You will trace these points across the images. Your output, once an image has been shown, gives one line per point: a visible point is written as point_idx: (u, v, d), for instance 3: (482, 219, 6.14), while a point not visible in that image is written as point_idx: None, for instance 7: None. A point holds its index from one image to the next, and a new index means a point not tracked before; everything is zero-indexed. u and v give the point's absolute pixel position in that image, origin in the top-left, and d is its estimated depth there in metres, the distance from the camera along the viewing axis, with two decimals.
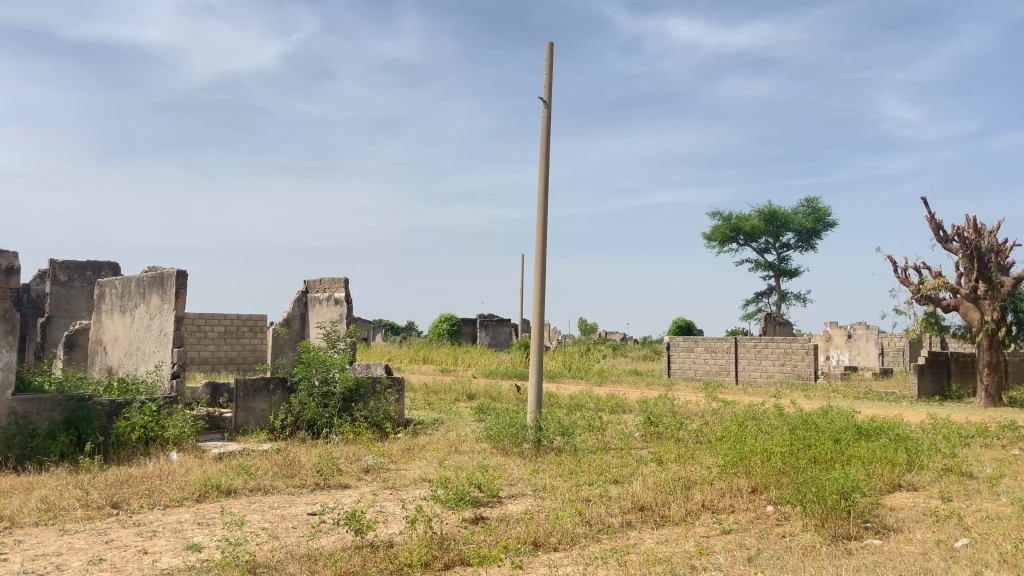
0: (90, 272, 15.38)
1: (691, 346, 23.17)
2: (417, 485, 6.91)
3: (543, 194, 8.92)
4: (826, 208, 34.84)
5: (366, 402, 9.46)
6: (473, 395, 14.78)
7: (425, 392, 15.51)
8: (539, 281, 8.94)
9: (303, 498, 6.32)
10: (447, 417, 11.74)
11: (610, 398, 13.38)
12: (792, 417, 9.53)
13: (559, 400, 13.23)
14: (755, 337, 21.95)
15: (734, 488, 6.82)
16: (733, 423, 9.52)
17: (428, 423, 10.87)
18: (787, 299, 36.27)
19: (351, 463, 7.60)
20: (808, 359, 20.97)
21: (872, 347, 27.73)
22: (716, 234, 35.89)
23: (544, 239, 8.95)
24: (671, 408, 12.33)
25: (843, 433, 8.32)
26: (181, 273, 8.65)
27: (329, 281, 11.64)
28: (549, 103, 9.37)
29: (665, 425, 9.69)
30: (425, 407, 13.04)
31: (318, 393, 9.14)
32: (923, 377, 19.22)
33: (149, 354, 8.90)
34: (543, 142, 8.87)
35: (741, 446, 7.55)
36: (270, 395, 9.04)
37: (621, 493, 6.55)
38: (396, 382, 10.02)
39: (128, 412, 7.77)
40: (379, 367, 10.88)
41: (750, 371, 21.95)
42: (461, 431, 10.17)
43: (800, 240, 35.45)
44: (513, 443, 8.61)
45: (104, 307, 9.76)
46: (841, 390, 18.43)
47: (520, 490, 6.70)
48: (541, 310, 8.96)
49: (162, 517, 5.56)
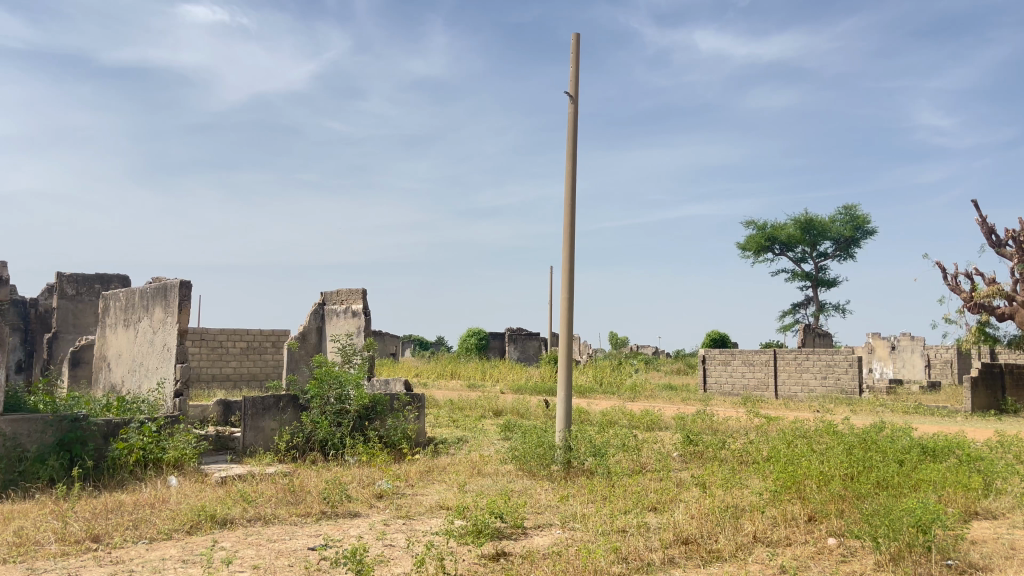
0: (98, 286, 15.02)
1: (727, 359, 22.30)
2: (434, 514, 6.26)
3: (570, 195, 8.25)
4: (865, 216, 33.72)
5: (383, 421, 8.85)
6: (500, 412, 14.12)
7: (451, 409, 14.88)
8: (566, 289, 8.27)
9: (305, 529, 5.70)
10: (472, 435, 11.09)
11: (645, 414, 12.62)
12: (846, 435, 8.73)
13: (590, 417, 12.50)
14: (795, 350, 21.02)
15: (788, 517, 6.04)
16: (781, 441, 8.73)
17: (451, 442, 10.22)
18: (826, 310, 35.16)
19: (364, 487, 6.97)
20: (851, 372, 20.07)
21: (917, 358, 26.58)
22: (751, 243, 34.96)
23: (571, 245, 8.28)
24: (711, 424, 11.56)
25: (907, 453, 7.51)
26: (184, 283, 8.12)
27: (347, 293, 11.10)
28: (576, 98, 8.76)
29: (706, 445, 8.96)
30: (449, 425, 12.39)
31: (331, 410, 8.51)
32: (977, 390, 18.18)
33: (152, 371, 8.37)
34: (570, 139, 8.23)
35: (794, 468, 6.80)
36: (280, 413, 8.45)
37: (660, 523, 5.84)
38: (415, 399, 9.40)
39: (127, 433, 7.26)
40: (398, 382, 10.27)
41: (791, 386, 21.00)
42: (486, 450, 9.50)
43: (838, 249, 34.37)
44: (540, 465, 7.93)
45: (108, 321, 9.25)
46: (889, 404, 17.44)
47: (546, 520, 6.00)
48: (570, 319, 8.28)
49: (145, 554, 4.98)
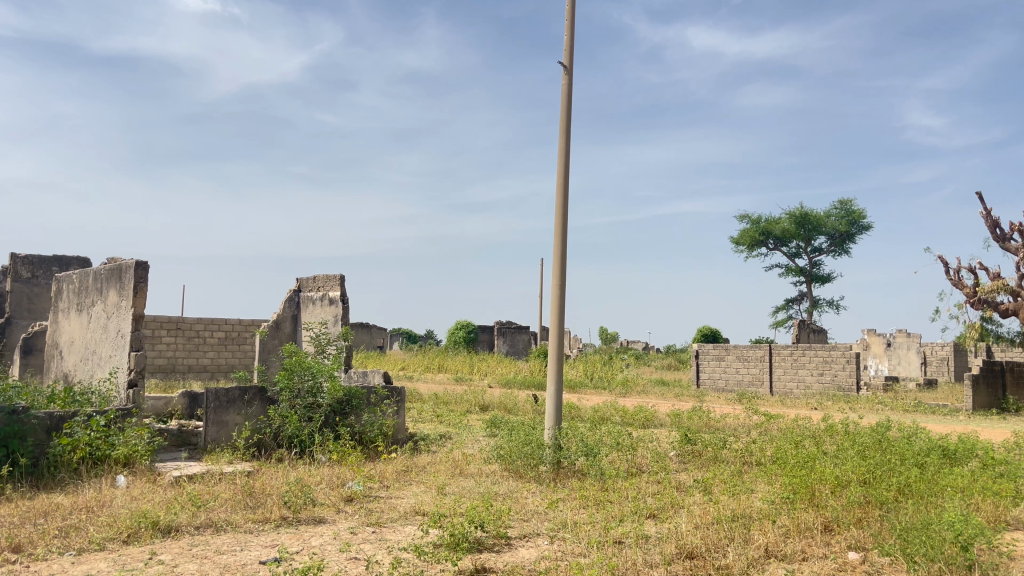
0: (56, 268, 14.30)
1: (721, 354, 21.72)
2: (407, 520, 5.62)
3: (564, 174, 7.65)
4: (861, 210, 33.18)
5: (358, 415, 8.20)
6: (487, 406, 13.50)
7: (435, 403, 14.22)
8: (557, 275, 7.64)
9: (260, 538, 5.05)
10: (456, 431, 10.44)
11: (639, 410, 12.01)
12: (857, 435, 8.13)
13: (582, 413, 11.88)
14: (791, 345, 20.46)
15: (802, 527, 5.41)
16: (786, 441, 8.12)
17: (433, 439, 9.57)
18: (820, 306, 34.68)
19: (331, 490, 6.32)
20: (849, 368, 19.47)
21: (914, 355, 26.09)
22: (745, 237, 34.41)
23: (563, 226, 7.66)
24: (708, 422, 10.96)
25: (926, 455, 6.91)
26: (139, 264, 7.43)
27: (324, 279, 10.44)
28: (570, 69, 8.12)
29: (705, 444, 8.37)
30: (433, 420, 11.75)
31: (301, 404, 7.86)
32: (978, 389, 17.66)
33: (105, 359, 7.68)
34: (564, 110, 7.59)
35: (808, 471, 6.19)
36: (245, 407, 7.76)
37: (661, 533, 5.21)
38: (394, 392, 8.76)
39: (72, 427, 6.59)
40: (376, 374, 9.60)
41: (786, 382, 20.45)
42: (469, 448, 8.86)
43: (833, 244, 33.86)
44: (528, 465, 7.29)
45: (61, 305, 8.57)
46: (888, 402, 16.90)
47: (533, 530, 5.36)
48: (561, 308, 7.65)
49: (69, 568, 4.33)
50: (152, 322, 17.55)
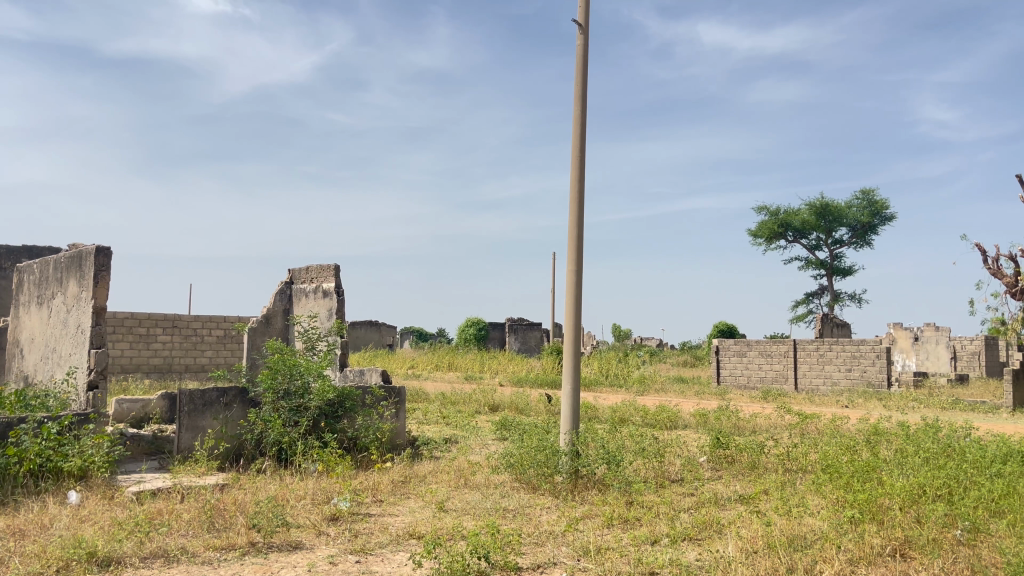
0: (24, 258, 13.86)
1: (742, 350, 20.74)
2: (399, 547, 4.72)
3: (580, 146, 6.82)
4: (884, 200, 32.03)
5: (352, 419, 7.36)
6: (498, 406, 12.63)
7: (442, 403, 13.34)
8: (573, 260, 6.75)
9: (219, 572, 4.16)
10: (464, 434, 9.57)
11: (661, 410, 11.10)
12: (913, 438, 7.17)
13: (599, 413, 10.98)
14: (817, 340, 19.47)
15: (873, 554, 4.47)
16: (833, 445, 7.21)
17: (437, 443, 8.68)
18: (841, 300, 33.58)
19: (313, 509, 5.44)
20: (879, 363, 18.44)
21: (943, 350, 25.01)
22: (763, 230, 33.37)
23: (579, 205, 6.78)
24: (738, 423, 10.03)
25: (1002, 461, 5.99)
26: (99, 250, 6.63)
27: (317, 270, 9.62)
28: (585, 28, 7.21)
29: (740, 448, 7.48)
30: (439, 421, 10.87)
31: (287, 407, 6.99)
32: (1019, 384, 16.59)
33: (64, 358, 6.88)
34: (579, 73, 6.75)
35: (873, 487, 5.27)
36: (223, 410, 6.89)
37: (704, 562, 4.31)
38: (393, 393, 7.93)
39: (18, 436, 5.74)
40: (374, 374, 8.74)
41: (812, 378, 19.46)
42: (476, 454, 7.98)
43: (855, 235, 32.74)
44: (542, 476, 6.41)
45: (21, 299, 7.77)
46: (923, 399, 15.89)
47: (549, 558, 4.47)
48: (578, 297, 6.75)
49: None
50: (147, 321, 16.76)
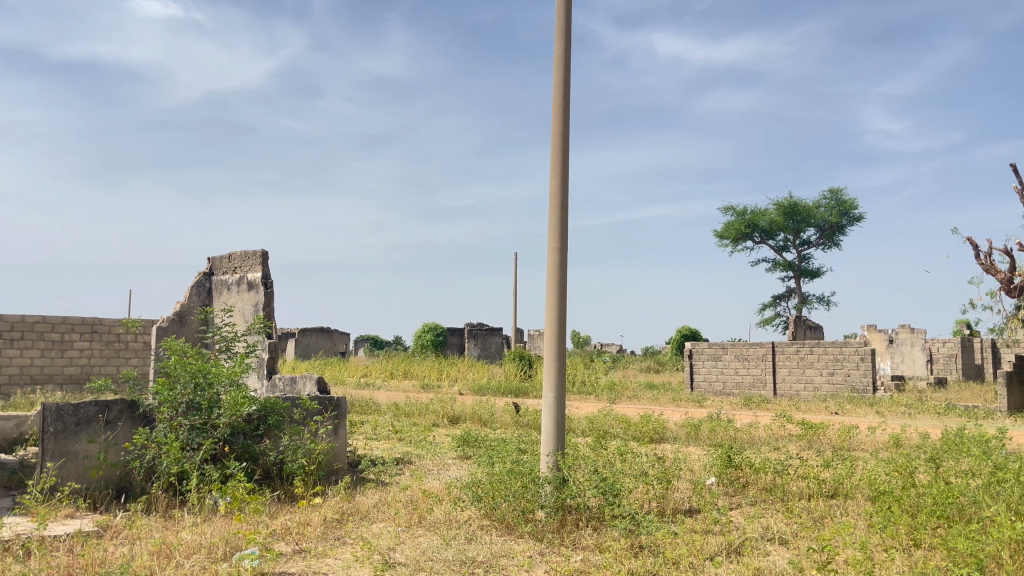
0: None
1: (717, 354, 19.47)
2: None
3: (562, 99, 5.48)
4: (852, 200, 31.26)
5: (275, 440, 5.85)
6: (458, 418, 11.11)
7: (394, 415, 11.77)
8: (556, 237, 5.29)
9: None
10: (421, 452, 8.04)
11: (644, 421, 9.69)
12: (965, 452, 5.84)
13: (575, 426, 9.53)
14: (797, 342, 18.33)
15: None
16: (875, 467, 5.84)
17: (387, 465, 7.15)
18: (809, 303, 32.76)
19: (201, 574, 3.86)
20: (863, 367, 17.39)
21: (919, 353, 24.28)
22: (729, 231, 32.38)
23: (563, 170, 5.41)
24: (737, 435, 8.68)
25: None
26: None
27: (240, 257, 8.12)
28: None
29: (757, 469, 6.10)
30: (390, 437, 9.31)
31: (188, 426, 5.40)
32: (1011, 388, 14.95)
33: None
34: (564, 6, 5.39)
35: (994, 529, 3.88)
36: (103, 431, 5.28)
37: None
38: (330, 406, 6.43)
39: None
40: (308, 382, 7.18)
41: (791, 383, 18.33)
42: (434, 480, 6.47)
43: (822, 236, 31.93)
44: (518, 513, 4.93)
45: None
46: (915, 405, 14.72)
47: None
48: (562, 281, 5.28)
49: None
50: (61, 325, 14.85)
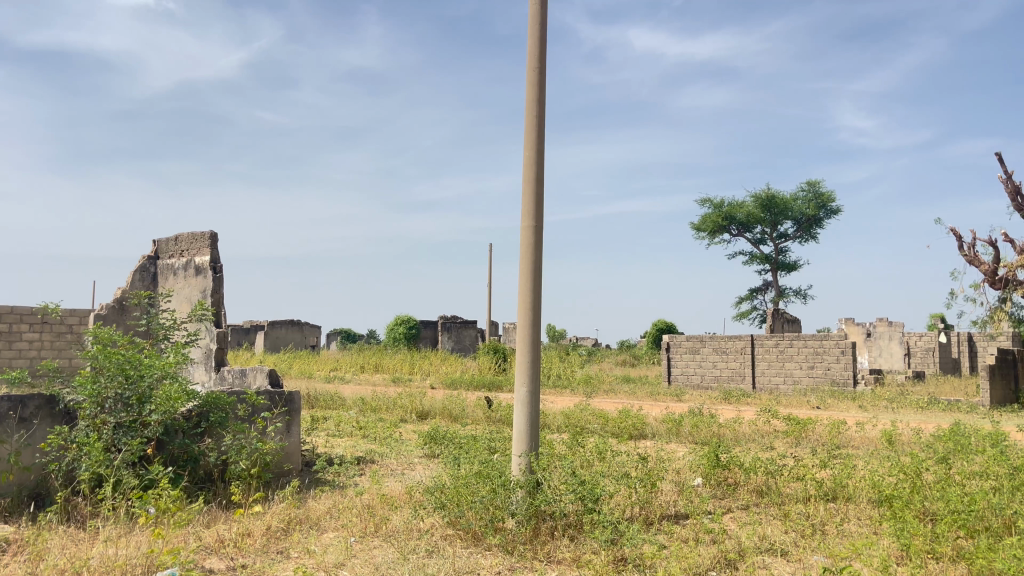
0: None
1: (695, 347, 19.06)
2: None
3: (539, 65, 4.93)
4: (829, 193, 31.05)
5: (216, 439, 5.26)
6: (427, 413, 10.53)
7: (360, 410, 11.15)
8: (531, 214, 4.75)
9: None
10: (385, 450, 7.46)
11: (623, 416, 9.16)
12: (972, 452, 5.35)
13: (549, 422, 8.98)
14: (777, 335, 17.97)
15: None
16: (875, 469, 5.34)
17: (345, 465, 6.56)
18: (786, 296, 32.54)
19: None
20: (844, 360, 17.05)
21: (896, 347, 24.06)
22: (706, 223, 32.03)
23: (539, 141, 4.86)
24: (721, 431, 8.19)
25: None
26: None
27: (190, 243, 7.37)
28: None
29: (747, 469, 5.58)
30: (353, 434, 8.71)
31: (115, 424, 4.80)
32: (994, 381, 14.62)
33: None
34: None
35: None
36: (17, 430, 4.65)
37: None
38: (280, 401, 5.84)
39: None
40: (258, 374, 6.56)
41: (771, 377, 17.95)
42: (396, 482, 5.89)
43: (799, 228, 31.71)
44: (486, 521, 4.38)
45: None
46: (896, 400, 14.34)
47: None
48: (536, 264, 4.72)
49: None
50: (9, 315, 14.06)
